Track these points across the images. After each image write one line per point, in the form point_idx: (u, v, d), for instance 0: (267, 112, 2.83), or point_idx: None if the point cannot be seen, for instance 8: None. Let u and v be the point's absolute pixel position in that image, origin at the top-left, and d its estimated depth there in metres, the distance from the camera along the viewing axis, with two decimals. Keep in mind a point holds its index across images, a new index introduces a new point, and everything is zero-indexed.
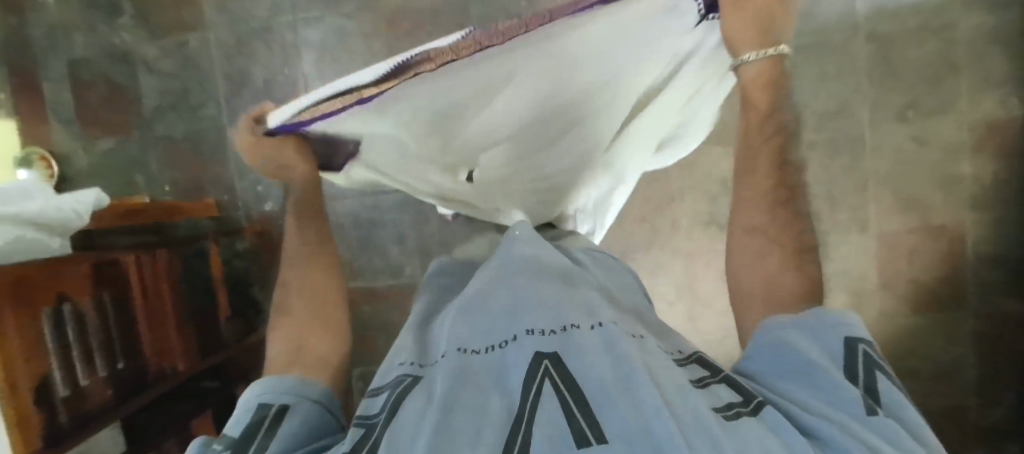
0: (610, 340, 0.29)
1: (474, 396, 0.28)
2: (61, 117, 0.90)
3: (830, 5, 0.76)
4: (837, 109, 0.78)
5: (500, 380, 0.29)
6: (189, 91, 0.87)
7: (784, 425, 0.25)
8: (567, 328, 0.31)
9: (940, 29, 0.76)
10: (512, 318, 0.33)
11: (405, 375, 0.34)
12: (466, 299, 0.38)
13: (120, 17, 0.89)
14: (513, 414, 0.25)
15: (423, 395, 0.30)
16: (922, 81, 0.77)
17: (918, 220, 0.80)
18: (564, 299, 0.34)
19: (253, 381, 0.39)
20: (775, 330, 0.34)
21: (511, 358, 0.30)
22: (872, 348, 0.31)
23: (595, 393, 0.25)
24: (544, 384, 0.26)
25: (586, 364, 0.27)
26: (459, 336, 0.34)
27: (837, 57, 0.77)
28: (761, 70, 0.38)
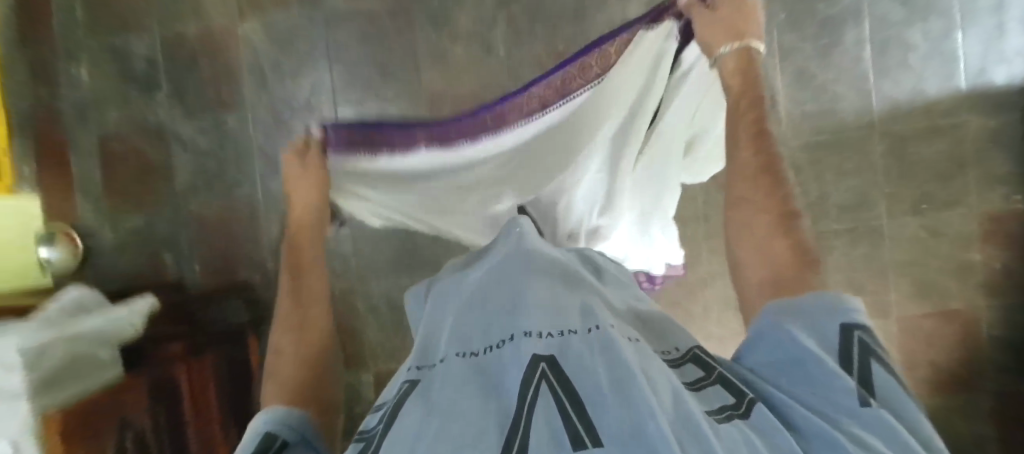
0: (610, 345, 0.26)
1: (466, 399, 0.24)
2: (88, 192, 0.88)
3: (850, 106, 0.82)
4: (857, 201, 0.82)
5: (497, 383, 0.25)
6: (223, 170, 0.86)
7: (777, 431, 0.22)
8: (565, 334, 0.27)
9: (948, 128, 0.82)
10: (511, 318, 0.30)
11: (405, 381, 0.31)
12: (465, 295, 0.35)
13: (157, 93, 0.86)
14: (508, 418, 0.22)
15: (419, 402, 0.26)
16: (934, 177, 0.82)
17: (936, 305, 0.83)
18: (562, 298, 0.31)
19: (262, 409, 0.36)
20: (770, 318, 0.30)
21: (508, 360, 0.26)
22: (870, 334, 0.27)
23: (597, 398, 0.22)
24: (541, 388, 0.23)
25: (586, 369, 0.24)
26: (457, 339, 0.31)
27: (856, 153, 0.82)
28: (736, 61, 0.41)
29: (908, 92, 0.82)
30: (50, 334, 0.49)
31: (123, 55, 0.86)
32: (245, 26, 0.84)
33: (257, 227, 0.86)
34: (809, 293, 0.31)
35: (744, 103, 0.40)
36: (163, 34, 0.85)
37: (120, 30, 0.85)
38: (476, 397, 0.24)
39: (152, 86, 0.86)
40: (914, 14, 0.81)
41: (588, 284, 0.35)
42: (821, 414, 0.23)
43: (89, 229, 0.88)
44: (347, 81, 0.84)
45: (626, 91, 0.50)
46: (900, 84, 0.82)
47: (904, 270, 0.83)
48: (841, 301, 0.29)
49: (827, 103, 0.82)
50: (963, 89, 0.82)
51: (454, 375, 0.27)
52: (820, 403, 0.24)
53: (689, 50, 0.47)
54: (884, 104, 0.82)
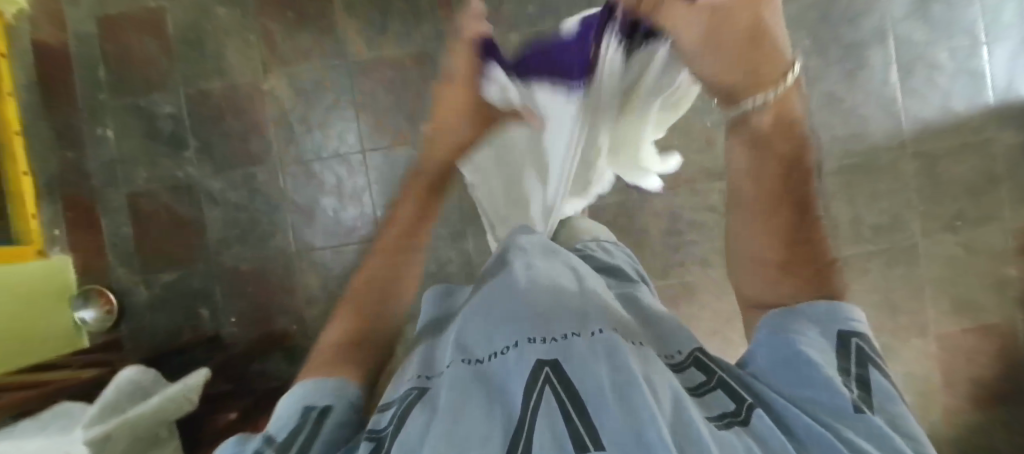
0: (615, 352, 0.23)
1: (461, 403, 0.22)
2: (119, 252, 0.88)
3: (879, 127, 0.82)
4: (891, 222, 0.82)
5: (496, 391, 0.23)
6: (256, 222, 0.86)
7: (777, 440, 0.20)
8: (569, 335, 0.25)
9: (978, 145, 0.82)
10: (518, 322, 0.27)
11: (411, 388, 0.28)
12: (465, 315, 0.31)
13: (185, 149, 0.86)
14: (512, 425, 0.20)
15: (425, 412, 0.23)
16: (966, 194, 0.82)
17: (974, 321, 0.83)
18: (564, 300, 0.29)
19: (294, 385, 0.34)
20: (773, 325, 0.29)
21: (509, 369, 0.24)
22: (868, 343, 0.27)
23: (598, 396, 0.20)
24: (544, 391, 0.21)
25: (593, 371, 0.21)
26: (456, 346, 0.28)
27: (888, 174, 0.82)
28: (772, 117, 0.31)
29: (937, 110, 0.82)
30: (115, 421, 0.49)
31: (149, 114, 0.86)
32: (271, 80, 0.85)
33: (293, 278, 0.86)
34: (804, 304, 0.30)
35: (791, 180, 0.33)
36: (187, 90, 0.86)
37: (145, 88, 0.86)
38: (477, 405, 0.21)
39: (180, 143, 0.86)
40: (938, 33, 0.81)
41: (592, 286, 0.33)
42: (816, 418, 0.22)
43: (123, 288, 0.88)
44: (375, 129, 0.85)
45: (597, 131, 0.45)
46: (927, 102, 0.82)
47: (940, 288, 0.83)
48: (839, 308, 0.29)
49: (856, 125, 0.82)
50: (990, 103, 0.82)
51: (458, 383, 0.24)
52: (808, 401, 0.23)
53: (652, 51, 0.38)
54: (913, 124, 0.82)
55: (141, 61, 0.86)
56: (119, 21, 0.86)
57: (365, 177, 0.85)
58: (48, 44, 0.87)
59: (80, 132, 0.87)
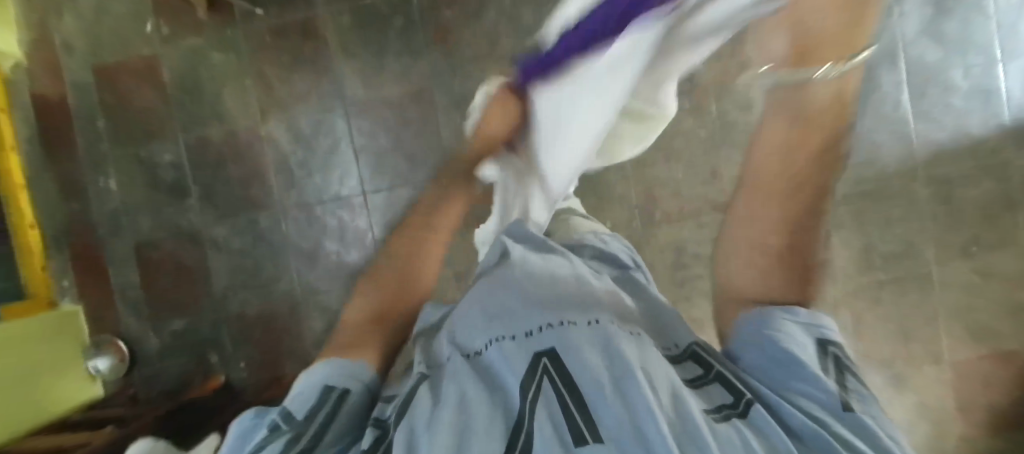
0: (605, 338, 0.28)
1: (474, 390, 0.27)
2: (128, 301, 0.88)
3: (891, 153, 0.80)
4: (902, 250, 0.81)
5: (498, 381, 0.28)
6: (262, 268, 0.87)
7: (769, 428, 0.25)
8: (563, 323, 0.30)
9: (993, 168, 0.80)
10: (514, 315, 0.32)
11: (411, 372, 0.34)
12: (473, 302, 0.36)
13: (187, 198, 0.86)
14: (510, 417, 0.24)
15: (428, 394, 0.28)
16: (979, 218, 0.81)
17: (989, 347, 0.82)
18: (559, 296, 0.34)
19: (315, 361, 0.37)
20: (758, 322, 0.34)
21: (508, 353, 0.29)
22: (843, 351, 0.33)
23: (590, 387, 0.24)
24: (544, 383, 0.26)
25: (585, 362, 0.26)
26: (457, 339, 0.33)
27: (899, 201, 0.81)
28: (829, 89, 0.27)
29: (950, 133, 0.80)
30: None
31: (150, 164, 0.86)
32: (270, 126, 0.84)
33: (300, 322, 0.86)
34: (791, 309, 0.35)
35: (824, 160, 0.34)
36: (186, 138, 0.85)
37: (145, 139, 0.86)
38: (482, 400, 0.26)
39: (182, 191, 0.86)
40: (951, 54, 0.78)
41: (587, 279, 0.39)
42: (814, 418, 0.26)
43: (135, 336, 0.89)
44: (376, 171, 0.84)
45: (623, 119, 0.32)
46: (940, 126, 0.79)
47: (954, 314, 0.82)
48: (819, 320, 0.35)
49: (867, 151, 0.80)
50: (1007, 123, 0.79)
51: (468, 371, 0.29)
52: (796, 395, 0.29)
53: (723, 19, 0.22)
54: (926, 148, 0.80)
55: (140, 112, 0.86)
56: (116, 71, 0.86)
57: (367, 219, 0.85)
58: (49, 98, 0.87)
59: (83, 185, 0.87)
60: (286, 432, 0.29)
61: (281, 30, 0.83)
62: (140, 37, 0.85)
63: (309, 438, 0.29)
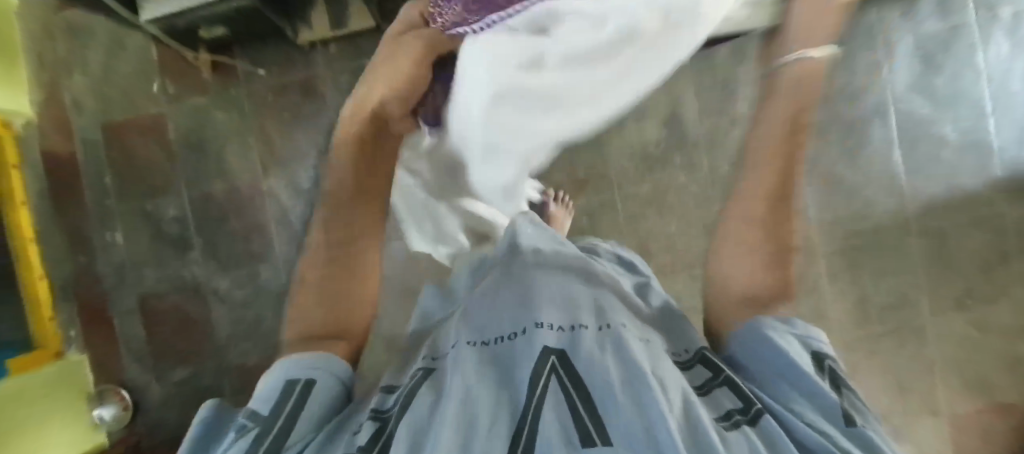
0: (616, 344, 0.32)
1: (487, 379, 0.30)
2: (132, 350, 0.90)
3: (883, 206, 0.80)
4: (898, 303, 0.81)
5: (510, 373, 0.31)
6: (262, 319, 0.88)
7: (779, 441, 0.25)
8: (575, 326, 0.34)
9: (988, 220, 0.79)
10: (526, 313, 0.37)
11: (421, 367, 0.37)
12: (494, 303, 0.40)
13: (191, 251, 0.88)
14: (517, 407, 0.28)
15: (436, 387, 0.31)
16: (974, 271, 0.80)
17: (988, 399, 0.81)
18: (579, 305, 0.37)
19: (278, 357, 0.36)
20: (757, 331, 0.34)
21: (520, 348, 0.33)
22: (837, 364, 0.33)
23: (595, 388, 0.28)
24: (552, 380, 0.29)
25: (597, 367, 0.29)
26: (468, 332, 0.37)
27: (894, 253, 0.80)
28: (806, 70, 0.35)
29: (943, 186, 0.79)
30: None
31: (155, 218, 0.88)
32: (270, 180, 0.87)
33: None
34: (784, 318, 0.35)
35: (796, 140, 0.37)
36: (189, 193, 0.88)
37: (150, 193, 0.88)
38: (490, 391, 0.29)
39: (185, 244, 0.88)
40: (942, 109, 0.78)
41: (604, 292, 0.42)
42: (819, 431, 0.26)
43: (138, 386, 0.90)
44: None
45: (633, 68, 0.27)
46: (931, 180, 0.79)
47: (951, 366, 0.81)
48: (808, 330, 0.35)
49: (859, 205, 0.80)
50: (1000, 176, 0.79)
51: (480, 359, 0.33)
52: (801, 406, 0.29)
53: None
54: (918, 202, 0.80)
55: (145, 166, 0.88)
56: (123, 127, 0.89)
57: None
58: (58, 152, 0.90)
59: (89, 237, 0.89)
60: (252, 430, 0.30)
61: (280, 88, 0.86)
62: (147, 95, 0.88)
63: (277, 435, 0.29)
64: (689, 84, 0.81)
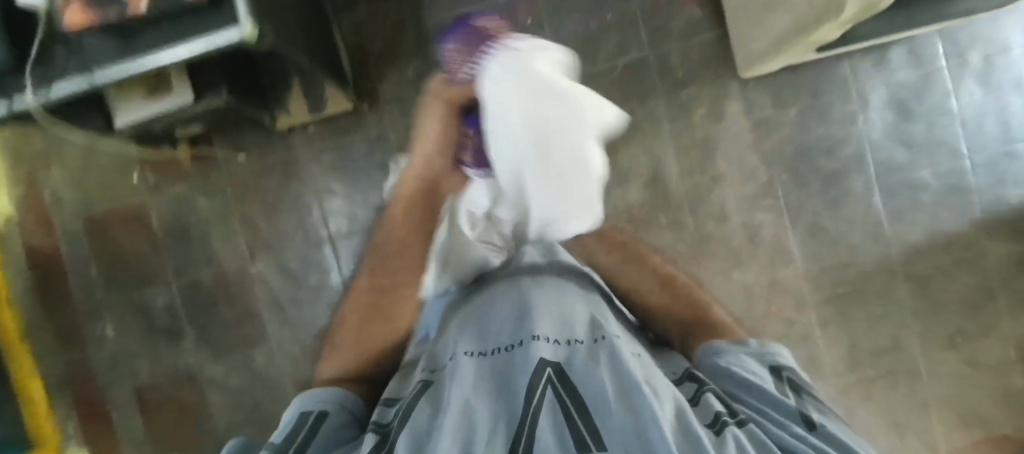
0: (609, 352, 0.31)
1: (484, 393, 0.29)
2: (131, 442, 0.90)
3: (868, 253, 0.80)
4: (889, 346, 0.81)
5: (506, 381, 0.30)
6: (259, 402, 0.87)
7: (765, 443, 0.26)
8: (573, 341, 0.33)
9: (972, 259, 0.80)
10: (523, 325, 0.35)
11: (420, 380, 0.35)
12: (482, 316, 0.40)
13: (183, 339, 0.88)
14: (514, 421, 0.25)
15: (433, 403, 0.29)
16: (961, 310, 0.81)
17: (985, 435, 0.81)
18: (569, 320, 0.37)
19: (300, 392, 0.38)
20: (722, 356, 0.40)
21: (517, 356, 0.32)
22: (795, 375, 0.38)
23: (587, 392, 0.26)
24: (547, 392, 0.27)
25: (591, 377, 0.28)
26: (468, 343, 0.36)
27: (882, 298, 0.81)
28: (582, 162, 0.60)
29: (925, 230, 0.80)
30: None
31: (145, 309, 0.88)
32: (258, 264, 0.87)
33: None
34: (749, 344, 0.42)
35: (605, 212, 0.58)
36: (178, 281, 0.88)
37: (139, 283, 0.88)
38: (485, 402, 0.27)
39: (178, 333, 0.88)
40: (919, 154, 0.80)
41: (599, 308, 0.41)
42: (800, 434, 0.28)
43: None
44: None
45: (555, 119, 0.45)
46: (914, 225, 0.80)
47: (946, 405, 0.82)
48: (767, 351, 0.41)
49: (844, 253, 0.80)
50: (980, 216, 0.80)
51: (472, 369, 0.31)
52: (770, 404, 0.32)
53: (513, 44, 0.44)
54: (902, 247, 0.80)
55: (132, 257, 0.88)
56: (105, 219, 0.88)
57: None
58: (41, 248, 0.89)
59: (81, 332, 0.89)
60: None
61: (261, 171, 0.85)
62: (126, 185, 0.87)
63: None
64: (669, 143, 0.81)
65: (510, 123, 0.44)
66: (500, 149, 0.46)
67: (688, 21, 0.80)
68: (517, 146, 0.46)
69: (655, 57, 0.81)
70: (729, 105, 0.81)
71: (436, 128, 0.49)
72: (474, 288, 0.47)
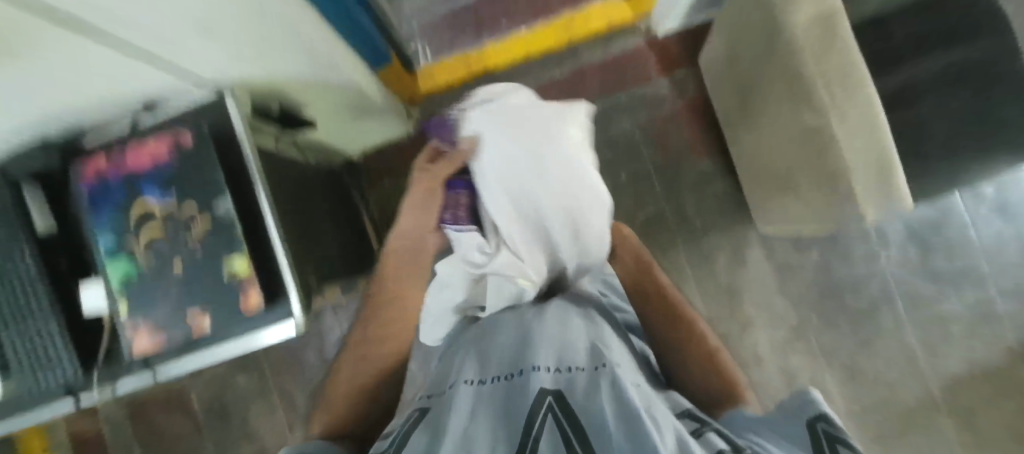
0: (609, 378, 0.40)
1: (490, 417, 0.38)
2: None
3: (907, 390, 0.80)
4: None
5: (507, 408, 0.39)
6: None
7: None
8: (572, 370, 0.42)
9: (1014, 389, 0.79)
10: (524, 358, 0.46)
11: (419, 407, 0.45)
12: (488, 354, 0.50)
13: None
14: (518, 440, 0.34)
15: (432, 428, 0.39)
16: (1013, 442, 0.79)
17: None
18: (566, 352, 0.46)
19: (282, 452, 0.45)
20: (751, 417, 0.41)
21: (518, 384, 0.41)
22: (834, 425, 0.34)
23: (587, 422, 0.35)
24: (549, 416, 0.35)
25: (589, 405, 0.36)
26: (471, 372, 0.47)
27: (928, 435, 0.80)
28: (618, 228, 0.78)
29: (961, 363, 0.80)
30: None
31: None
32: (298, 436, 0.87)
33: None
34: (788, 396, 0.39)
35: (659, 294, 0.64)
36: None
37: None
38: (488, 427, 0.37)
39: None
40: (944, 287, 0.81)
41: (602, 340, 0.50)
42: None
43: None
44: None
45: (524, 146, 0.67)
46: (949, 357, 0.80)
47: None
48: (808, 396, 0.37)
49: (882, 391, 0.81)
50: (1016, 344, 0.80)
51: (474, 398, 0.42)
52: None
53: (500, 98, 0.70)
54: (939, 380, 0.80)
55: (175, 437, 0.89)
56: (148, 399, 0.90)
57: None
58: (83, 430, 0.91)
59: None
60: None
61: (299, 343, 0.87)
62: None
63: None
64: (694, 290, 0.82)
65: (498, 143, 0.66)
66: (500, 167, 0.66)
67: (700, 171, 0.83)
68: (504, 177, 0.66)
69: (672, 209, 0.83)
70: (749, 250, 0.82)
71: (421, 195, 0.67)
72: (482, 334, 0.56)
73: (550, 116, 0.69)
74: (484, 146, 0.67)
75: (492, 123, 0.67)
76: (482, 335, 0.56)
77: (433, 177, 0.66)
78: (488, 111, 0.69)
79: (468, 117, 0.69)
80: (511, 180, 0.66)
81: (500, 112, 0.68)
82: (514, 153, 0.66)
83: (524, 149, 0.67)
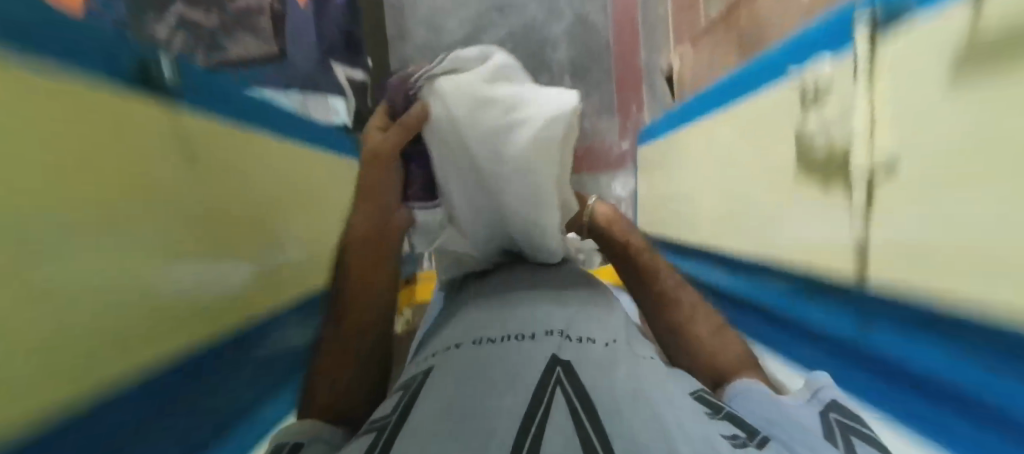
0: (619, 355, 0.40)
1: (499, 377, 0.36)
2: None
3: None
4: None
5: (513, 377, 0.36)
6: None
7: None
8: (585, 340, 0.41)
9: None
10: (537, 321, 0.44)
11: (417, 374, 0.41)
12: (502, 307, 0.48)
13: None
14: (527, 403, 0.33)
15: (435, 384, 0.37)
16: None
17: None
18: (572, 313, 0.47)
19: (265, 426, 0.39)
20: (756, 391, 0.40)
21: (530, 346, 0.40)
22: (854, 417, 0.34)
23: (601, 403, 0.33)
24: (558, 390, 0.34)
25: (595, 380, 0.35)
26: (480, 333, 0.44)
27: None
28: (606, 210, 0.65)
29: None
30: None
31: None
32: None
33: None
34: (809, 384, 0.40)
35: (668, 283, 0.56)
36: None
37: None
38: (500, 392, 0.34)
39: None
40: None
41: (609, 317, 0.49)
42: None
43: None
44: None
45: (487, 132, 0.46)
46: None
47: None
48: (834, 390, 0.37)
49: None
50: None
51: (477, 358, 0.39)
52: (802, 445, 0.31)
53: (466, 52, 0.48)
54: None
55: None
56: None
57: None
58: None
59: None
60: None
61: None
62: None
63: None
64: None
65: (454, 123, 0.46)
66: (450, 151, 0.48)
67: None
68: (455, 173, 0.48)
69: None
70: None
71: (382, 173, 0.52)
72: (501, 293, 0.51)
73: (526, 98, 0.48)
74: (433, 125, 0.47)
75: (450, 97, 0.46)
76: (491, 283, 0.54)
77: (386, 154, 0.50)
78: (450, 82, 0.47)
79: (422, 77, 0.47)
80: (467, 186, 0.48)
81: (462, 87, 0.47)
82: (471, 142, 0.46)
83: (485, 133, 0.46)
